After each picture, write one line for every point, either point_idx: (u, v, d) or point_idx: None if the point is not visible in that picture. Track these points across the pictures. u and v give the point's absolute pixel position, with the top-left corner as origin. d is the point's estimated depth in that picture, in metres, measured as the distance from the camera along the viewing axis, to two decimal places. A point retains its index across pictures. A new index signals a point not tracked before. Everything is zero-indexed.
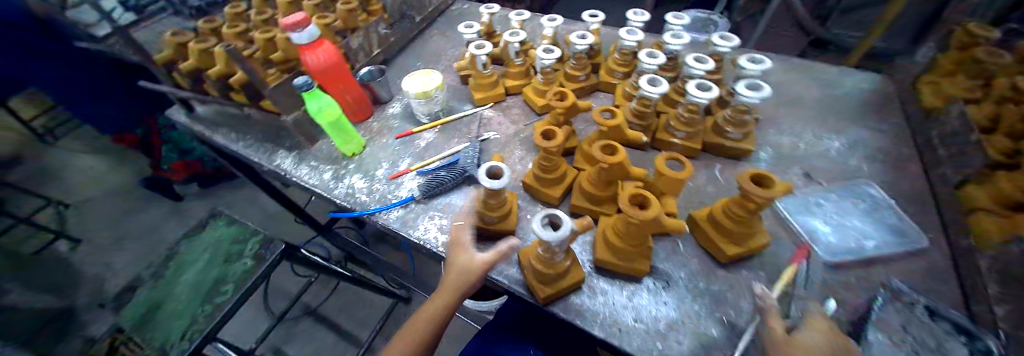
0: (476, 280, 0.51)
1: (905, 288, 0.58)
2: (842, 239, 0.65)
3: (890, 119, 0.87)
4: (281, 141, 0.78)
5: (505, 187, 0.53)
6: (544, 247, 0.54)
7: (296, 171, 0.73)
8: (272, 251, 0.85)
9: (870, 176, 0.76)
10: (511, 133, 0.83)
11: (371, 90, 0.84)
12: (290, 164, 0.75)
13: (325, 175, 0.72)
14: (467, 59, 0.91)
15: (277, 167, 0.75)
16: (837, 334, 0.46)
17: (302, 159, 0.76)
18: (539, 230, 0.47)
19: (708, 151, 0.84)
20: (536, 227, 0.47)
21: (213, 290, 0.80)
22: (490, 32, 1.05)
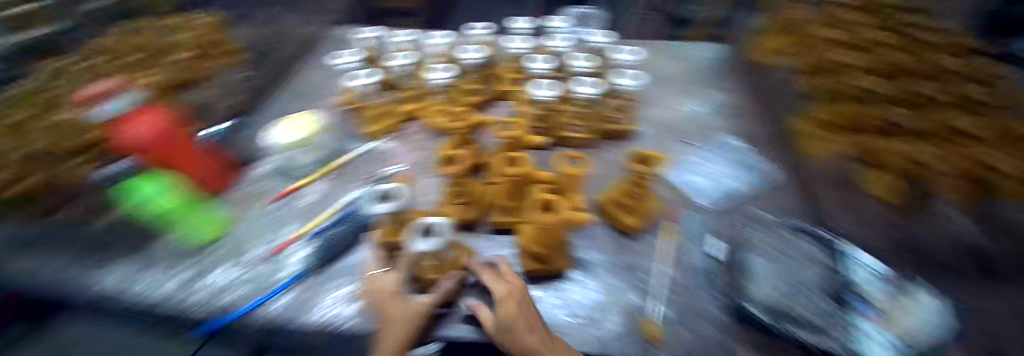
0: (417, 325, 0.46)
1: (762, 210, 0.73)
2: (717, 188, 0.78)
3: (732, 80, 1.10)
4: (91, 258, 0.60)
5: (396, 209, 0.58)
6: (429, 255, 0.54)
7: (123, 288, 0.57)
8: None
9: (727, 130, 0.94)
10: (418, 162, 0.82)
11: (225, 153, 0.79)
12: (112, 279, 0.58)
13: (168, 286, 0.57)
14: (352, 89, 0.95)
15: (79, 290, 0.56)
16: None
17: (128, 272, 0.59)
18: (416, 242, 0.50)
19: (608, 138, 0.90)
20: (414, 240, 0.50)
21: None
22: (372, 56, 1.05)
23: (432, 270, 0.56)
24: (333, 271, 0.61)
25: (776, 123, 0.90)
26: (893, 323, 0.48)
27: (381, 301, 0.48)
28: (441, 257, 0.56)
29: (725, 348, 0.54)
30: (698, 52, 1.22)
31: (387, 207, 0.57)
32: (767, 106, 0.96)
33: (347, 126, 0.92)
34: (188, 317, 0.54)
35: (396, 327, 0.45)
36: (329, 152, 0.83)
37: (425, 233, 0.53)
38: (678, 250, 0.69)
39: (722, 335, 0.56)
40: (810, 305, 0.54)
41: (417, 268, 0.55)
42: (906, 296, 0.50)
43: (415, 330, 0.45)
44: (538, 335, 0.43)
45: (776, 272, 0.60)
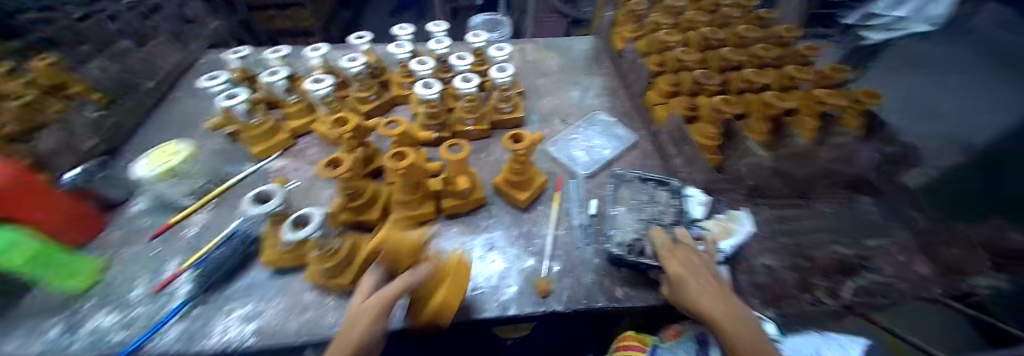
0: (377, 312, 0.47)
1: (624, 171, 0.84)
2: (589, 156, 0.93)
3: (602, 65, 1.30)
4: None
5: (275, 207, 0.58)
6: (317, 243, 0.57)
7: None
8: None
9: (598, 107, 1.11)
10: (310, 177, 0.86)
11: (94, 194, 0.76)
12: None
13: (49, 335, 0.58)
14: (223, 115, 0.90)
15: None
16: (687, 250, 0.58)
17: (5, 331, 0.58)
18: (286, 235, 0.55)
19: (498, 128, 1.04)
20: (285, 232, 0.56)
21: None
22: (249, 77, 1.06)
23: (322, 260, 0.59)
24: (226, 293, 0.63)
25: (634, 95, 1.11)
26: (722, 236, 0.67)
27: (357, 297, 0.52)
28: (332, 247, 0.59)
29: (603, 289, 0.66)
30: (574, 45, 1.41)
31: (263, 210, 0.57)
32: (626, 84, 1.17)
33: (231, 150, 0.93)
34: None
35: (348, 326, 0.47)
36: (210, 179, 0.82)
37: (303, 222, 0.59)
38: (562, 215, 0.80)
39: (600, 279, 0.68)
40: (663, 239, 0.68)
41: (322, 269, 0.59)
42: (733, 216, 0.71)
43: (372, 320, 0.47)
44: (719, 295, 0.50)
45: (632, 215, 0.73)
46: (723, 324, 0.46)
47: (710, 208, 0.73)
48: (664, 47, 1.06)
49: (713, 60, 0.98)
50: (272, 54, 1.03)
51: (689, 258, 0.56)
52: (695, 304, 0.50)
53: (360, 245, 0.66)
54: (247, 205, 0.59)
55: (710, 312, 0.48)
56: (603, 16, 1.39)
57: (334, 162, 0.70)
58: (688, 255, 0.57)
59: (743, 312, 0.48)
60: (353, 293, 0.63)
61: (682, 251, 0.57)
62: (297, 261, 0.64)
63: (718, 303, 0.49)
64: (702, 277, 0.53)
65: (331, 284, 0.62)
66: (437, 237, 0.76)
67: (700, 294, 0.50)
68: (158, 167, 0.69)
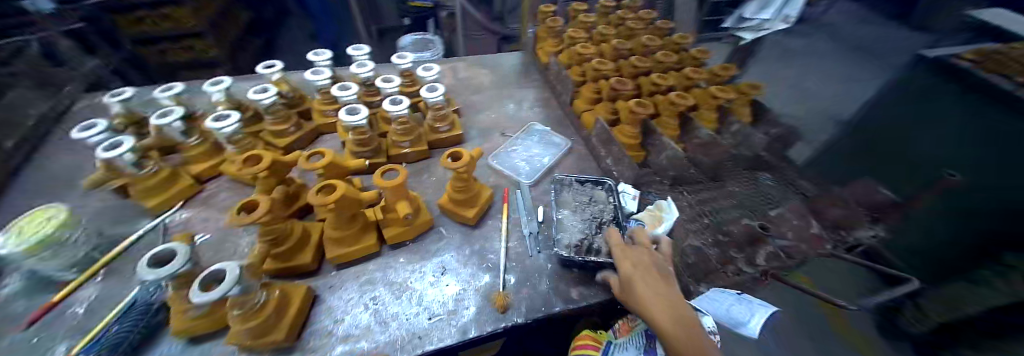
0: None
1: (563, 176, 0.87)
2: (529, 165, 0.96)
3: (533, 78, 1.36)
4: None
5: (179, 266, 0.50)
6: (231, 302, 0.50)
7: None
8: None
9: (533, 118, 1.16)
10: (222, 228, 0.77)
11: None
12: None
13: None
14: (103, 168, 0.78)
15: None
16: (644, 250, 0.61)
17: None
18: (193, 296, 0.47)
19: (437, 147, 1.03)
20: (190, 296, 0.47)
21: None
22: (138, 121, 0.92)
23: (243, 320, 0.51)
24: None
25: (564, 103, 1.18)
26: (653, 225, 0.74)
27: None
28: (251, 302, 0.52)
29: (559, 293, 0.68)
30: (503, 61, 1.46)
31: (156, 272, 0.48)
32: (555, 94, 1.24)
33: (114, 206, 0.78)
34: None
35: None
36: (96, 244, 0.68)
37: (212, 283, 0.51)
38: (512, 227, 0.82)
39: (555, 283, 0.70)
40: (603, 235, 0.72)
41: (245, 331, 0.51)
42: (660, 206, 0.77)
43: None
44: (673, 300, 0.54)
45: (575, 217, 0.76)
46: (668, 330, 0.51)
47: (642, 202, 0.82)
48: (582, 58, 1.14)
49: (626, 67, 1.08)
50: (164, 91, 0.92)
51: (644, 259, 0.60)
52: (644, 309, 0.54)
53: (292, 296, 0.60)
54: (138, 267, 0.49)
55: (660, 318, 0.52)
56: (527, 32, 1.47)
57: (248, 205, 0.62)
58: (644, 256, 0.60)
59: (687, 314, 0.53)
60: (289, 349, 0.57)
61: (641, 254, 0.61)
62: (216, 324, 0.56)
63: (662, 304, 0.54)
64: (655, 280, 0.57)
65: (255, 347, 0.54)
66: (382, 270, 0.72)
67: (651, 299, 0.54)
68: (27, 240, 0.55)
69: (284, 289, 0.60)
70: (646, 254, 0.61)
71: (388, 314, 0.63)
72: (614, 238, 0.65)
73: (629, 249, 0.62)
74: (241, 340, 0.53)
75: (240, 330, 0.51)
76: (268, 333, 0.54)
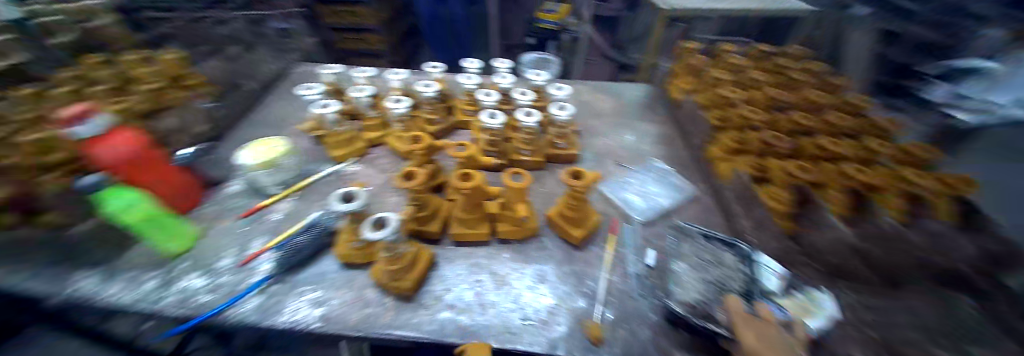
0: None
1: (689, 225, 0.81)
2: (646, 202, 0.92)
3: (658, 113, 1.31)
4: (67, 262, 0.70)
5: (358, 206, 0.66)
6: (384, 247, 0.65)
7: (103, 290, 0.67)
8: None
9: (654, 154, 1.10)
10: (377, 185, 0.92)
11: (196, 172, 0.88)
12: (91, 284, 0.68)
13: (146, 286, 0.67)
14: (316, 120, 1.02)
15: (72, 292, 0.66)
16: (768, 324, 0.53)
17: (109, 275, 0.69)
18: (367, 234, 0.61)
19: (552, 161, 1.05)
20: (363, 232, 0.61)
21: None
22: (338, 89, 1.17)
23: (389, 261, 0.66)
24: (300, 278, 0.71)
25: (694, 148, 1.11)
26: (800, 314, 0.62)
27: None
28: (396, 252, 0.66)
29: (660, 349, 0.62)
30: (630, 91, 1.44)
31: (349, 206, 0.65)
32: (684, 134, 1.16)
33: (315, 151, 1.03)
34: (167, 314, 0.63)
35: None
36: (297, 173, 0.92)
37: (378, 225, 0.65)
38: (617, 259, 0.78)
39: (656, 335, 0.65)
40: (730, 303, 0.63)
41: (387, 271, 0.66)
42: (813, 296, 0.65)
43: None
44: None
45: (698, 275, 0.68)
46: None
47: (785, 283, 0.68)
48: (726, 102, 1.03)
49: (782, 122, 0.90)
50: (360, 73, 1.15)
51: (772, 335, 0.51)
52: None
53: (421, 254, 0.73)
54: (335, 202, 0.67)
55: None
56: (660, 67, 1.43)
57: (409, 174, 0.77)
58: (771, 331, 0.51)
59: None
60: (408, 300, 0.68)
61: (765, 326, 0.52)
62: (365, 259, 0.72)
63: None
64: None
65: (388, 287, 0.67)
66: (488, 260, 0.78)
67: None
68: (259, 159, 0.81)
69: (418, 248, 0.73)
70: (770, 328, 0.52)
71: (488, 302, 0.69)
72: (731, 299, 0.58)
73: (751, 317, 0.54)
74: (385, 278, 0.67)
75: (390, 263, 0.66)
76: (402, 281, 0.67)
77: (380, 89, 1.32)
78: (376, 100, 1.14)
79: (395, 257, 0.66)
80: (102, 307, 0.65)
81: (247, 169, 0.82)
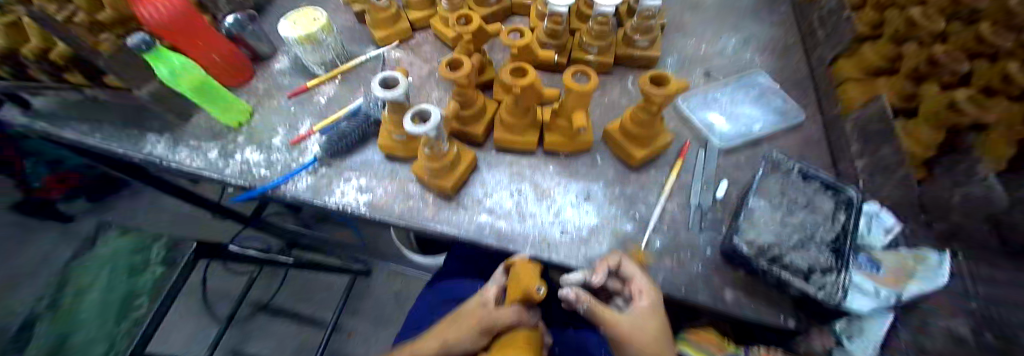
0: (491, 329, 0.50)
1: (784, 155, 0.64)
2: (731, 125, 0.77)
3: (778, 12, 0.99)
4: (144, 128, 0.77)
5: (399, 95, 0.60)
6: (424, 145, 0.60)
7: (173, 155, 0.73)
8: (183, 254, 0.88)
9: (758, 68, 0.88)
10: (424, 75, 0.85)
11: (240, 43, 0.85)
12: (163, 149, 0.74)
13: (210, 155, 0.72)
14: None
15: (150, 154, 0.73)
16: (659, 303, 0.51)
17: (175, 143, 0.75)
18: (409, 127, 0.56)
19: (621, 64, 0.89)
20: (406, 125, 0.56)
21: (127, 306, 0.79)
22: None
23: (431, 158, 0.62)
24: (347, 164, 0.71)
25: (818, 66, 0.84)
26: (889, 282, 0.54)
27: (471, 309, 0.54)
28: (439, 152, 0.62)
29: (709, 285, 0.57)
30: None
31: (389, 94, 0.59)
32: (807, 43, 0.90)
33: (357, 31, 0.94)
34: (233, 183, 0.69)
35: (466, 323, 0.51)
36: (339, 54, 0.85)
37: (418, 118, 0.59)
38: (678, 185, 0.69)
39: (710, 271, 0.59)
40: (807, 253, 0.54)
41: (425, 169, 0.63)
42: (920, 255, 0.55)
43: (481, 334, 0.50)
44: None
45: (776, 215, 0.58)
46: None
47: (752, 221, 0.58)
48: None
49: (961, 12, 0.53)
50: None
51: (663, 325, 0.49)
52: None
53: (463, 155, 0.69)
54: (376, 87, 0.60)
55: None
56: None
57: (456, 65, 0.67)
58: (657, 318, 0.49)
59: None
60: (449, 199, 0.66)
61: (654, 311, 0.50)
62: (408, 153, 0.69)
63: (648, 334, 0.47)
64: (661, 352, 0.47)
65: (430, 181, 0.65)
66: (532, 170, 0.72)
67: None
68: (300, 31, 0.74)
69: (459, 149, 0.69)
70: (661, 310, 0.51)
71: (527, 212, 0.65)
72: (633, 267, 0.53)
73: (654, 299, 0.51)
74: (427, 176, 0.65)
75: (432, 160, 0.62)
76: (445, 177, 0.64)
77: None
78: None
79: (437, 154, 0.62)
80: (176, 169, 0.72)
81: (291, 43, 0.78)
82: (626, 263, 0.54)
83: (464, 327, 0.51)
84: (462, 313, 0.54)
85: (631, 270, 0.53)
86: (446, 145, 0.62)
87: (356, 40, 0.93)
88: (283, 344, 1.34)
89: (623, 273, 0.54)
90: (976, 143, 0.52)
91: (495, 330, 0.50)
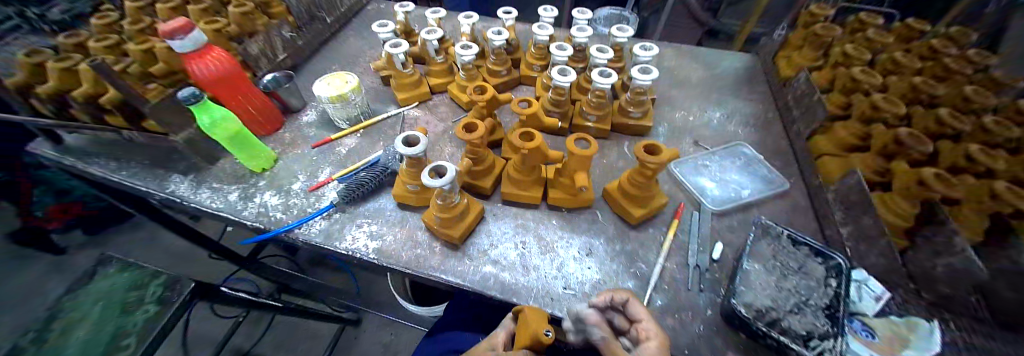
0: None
1: (772, 221, 0.69)
2: (722, 189, 0.83)
3: (757, 90, 1.12)
4: (170, 167, 0.82)
5: (419, 152, 0.66)
6: (438, 196, 0.65)
7: (195, 195, 0.76)
8: (179, 293, 0.82)
9: (743, 138, 0.97)
10: (438, 132, 0.93)
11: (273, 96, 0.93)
12: (185, 188, 0.78)
13: (230, 197, 0.75)
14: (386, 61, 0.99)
15: (172, 192, 0.77)
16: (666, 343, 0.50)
17: (198, 183, 0.79)
18: (426, 180, 0.60)
19: (619, 130, 0.97)
20: (424, 178, 0.60)
21: (112, 346, 0.75)
22: (408, 31, 1.16)
23: (442, 209, 0.66)
24: (361, 211, 0.75)
25: (796, 139, 0.93)
26: (885, 349, 0.55)
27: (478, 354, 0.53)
28: (452, 203, 0.66)
29: (711, 346, 0.58)
30: (724, 60, 1.24)
31: (414, 151, 0.64)
32: (785, 119, 0.99)
33: (379, 91, 1.05)
34: (249, 224, 0.71)
35: None
36: (363, 111, 0.93)
37: (435, 174, 0.64)
38: (675, 245, 0.72)
39: (710, 332, 0.60)
40: (803, 318, 0.56)
41: (437, 219, 0.66)
42: (912, 323, 0.58)
43: None
44: None
45: (770, 278, 0.61)
46: None
47: (749, 282, 0.61)
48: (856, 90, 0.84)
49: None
50: (432, 14, 1.10)
51: None
52: None
53: (472, 206, 0.72)
54: (398, 144, 0.66)
55: None
56: (771, 30, 1.19)
57: (470, 127, 0.74)
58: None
59: None
60: (456, 249, 0.69)
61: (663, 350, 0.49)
62: (420, 203, 0.73)
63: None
64: None
65: (440, 232, 0.68)
66: (536, 223, 0.75)
67: None
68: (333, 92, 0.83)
69: (468, 200, 0.72)
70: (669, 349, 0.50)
71: (531, 265, 0.67)
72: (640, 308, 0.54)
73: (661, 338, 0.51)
74: (437, 227, 0.68)
75: (444, 212, 0.65)
76: (455, 226, 0.68)
77: (449, 33, 1.28)
78: (444, 46, 1.11)
79: (449, 206, 0.65)
80: (195, 208, 0.75)
81: (321, 101, 0.86)
82: (635, 302, 0.55)
83: None
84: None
85: (636, 308, 0.54)
86: (457, 198, 0.66)
87: (378, 98, 1.02)
88: None
89: (630, 312, 0.55)
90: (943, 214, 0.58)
91: None
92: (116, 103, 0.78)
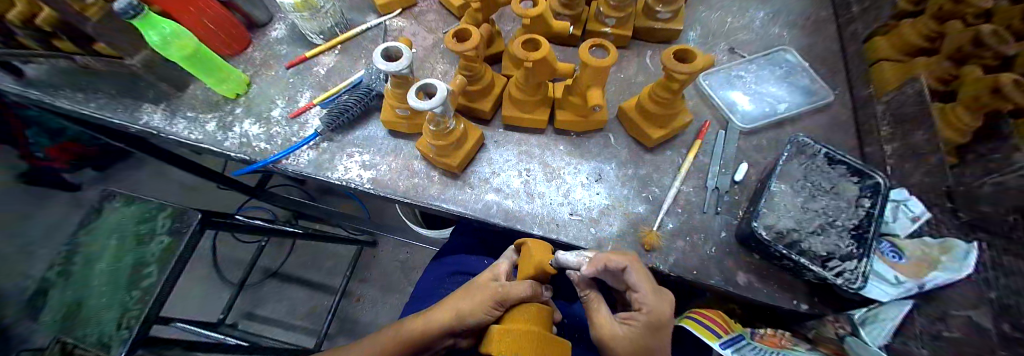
0: (510, 299, 0.47)
1: (809, 138, 0.60)
2: (753, 105, 0.73)
3: None
4: (141, 97, 0.75)
5: (401, 68, 0.56)
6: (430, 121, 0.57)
7: (172, 126, 0.70)
8: (188, 223, 0.80)
9: (785, 43, 0.83)
10: (429, 46, 0.81)
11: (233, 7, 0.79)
12: (160, 120, 0.72)
13: (208, 127, 0.70)
14: None
15: (146, 124, 0.71)
16: (667, 312, 0.45)
17: (172, 113, 0.73)
18: (415, 102, 0.52)
19: (638, 37, 0.84)
20: (411, 101, 0.52)
21: (135, 276, 0.76)
22: None
23: (436, 137, 0.59)
24: (351, 139, 0.69)
25: (850, 42, 0.79)
26: (910, 271, 0.51)
27: (483, 280, 0.52)
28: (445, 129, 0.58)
29: (722, 267, 0.56)
30: None
31: (395, 66, 0.55)
32: (839, 17, 0.84)
33: None
34: (234, 156, 0.66)
35: (477, 296, 0.49)
36: (339, 22, 0.81)
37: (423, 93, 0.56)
38: (695, 167, 0.66)
39: (722, 252, 0.57)
40: (826, 239, 0.52)
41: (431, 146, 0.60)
42: (948, 245, 0.52)
43: (493, 305, 0.48)
44: None
45: (796, 200, 0.56)
46: None
47: (772, 206, 0.56)
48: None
49: None
50: None
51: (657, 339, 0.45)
52: None
53: (471, 131, 0.65)
54: (377, 59, 0.57)
55: None
56: None
57: (463, 36, 0.63)
58: (654, 332, 0.44)
59: None
60: (456, 177, 0.64)
61: (654, 325, 0.44)
62: (412, 129, 0.67)
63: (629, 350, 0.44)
64: None
65: (436, 163, 0.63)
66: (541, 149, 0.69)
67: None
68: None
69: (466, 125, 0.65)
70: (669, 315, 0.45)
71: (536, 192, 0.63)
72: (642, 277, 0.44)
73: (660, 306, 0.44)
74: (434, 156, 0.62)
75: (438, 140, 0.59)
76: (451, 156, 0.62)
77: None
78: None
79: (445, 133, 0.58)
80: (174, 141, 0.70)
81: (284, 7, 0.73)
82: (633, 272, 0.44)
83: (477, 300, 0.49)
84: (474, 285, 0.52)
85: (635, 280, 0.44)
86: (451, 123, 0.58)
87: (356, 5, 0.88)
88: (295, 309, 1.37)
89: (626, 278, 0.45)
90: (1013, 130, 0.50)
91: (506, 304, 0.48)
92: (58, 24, 0.67)
